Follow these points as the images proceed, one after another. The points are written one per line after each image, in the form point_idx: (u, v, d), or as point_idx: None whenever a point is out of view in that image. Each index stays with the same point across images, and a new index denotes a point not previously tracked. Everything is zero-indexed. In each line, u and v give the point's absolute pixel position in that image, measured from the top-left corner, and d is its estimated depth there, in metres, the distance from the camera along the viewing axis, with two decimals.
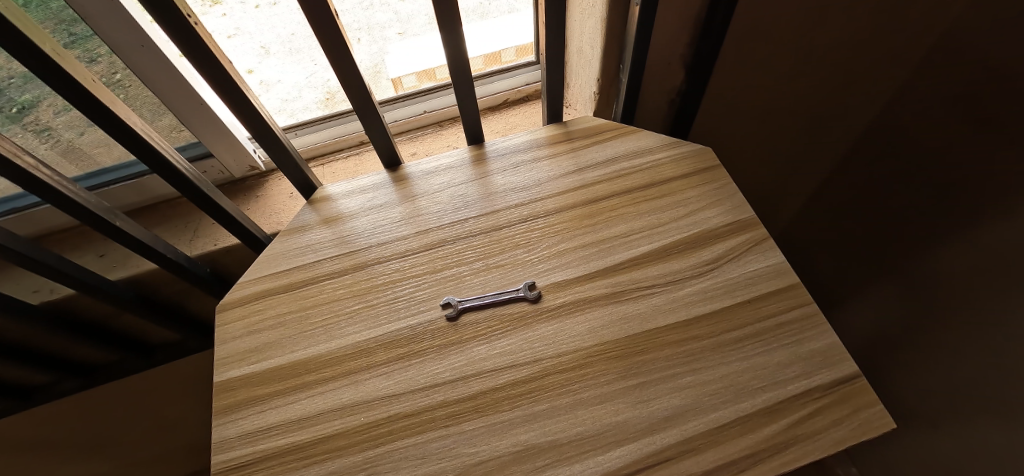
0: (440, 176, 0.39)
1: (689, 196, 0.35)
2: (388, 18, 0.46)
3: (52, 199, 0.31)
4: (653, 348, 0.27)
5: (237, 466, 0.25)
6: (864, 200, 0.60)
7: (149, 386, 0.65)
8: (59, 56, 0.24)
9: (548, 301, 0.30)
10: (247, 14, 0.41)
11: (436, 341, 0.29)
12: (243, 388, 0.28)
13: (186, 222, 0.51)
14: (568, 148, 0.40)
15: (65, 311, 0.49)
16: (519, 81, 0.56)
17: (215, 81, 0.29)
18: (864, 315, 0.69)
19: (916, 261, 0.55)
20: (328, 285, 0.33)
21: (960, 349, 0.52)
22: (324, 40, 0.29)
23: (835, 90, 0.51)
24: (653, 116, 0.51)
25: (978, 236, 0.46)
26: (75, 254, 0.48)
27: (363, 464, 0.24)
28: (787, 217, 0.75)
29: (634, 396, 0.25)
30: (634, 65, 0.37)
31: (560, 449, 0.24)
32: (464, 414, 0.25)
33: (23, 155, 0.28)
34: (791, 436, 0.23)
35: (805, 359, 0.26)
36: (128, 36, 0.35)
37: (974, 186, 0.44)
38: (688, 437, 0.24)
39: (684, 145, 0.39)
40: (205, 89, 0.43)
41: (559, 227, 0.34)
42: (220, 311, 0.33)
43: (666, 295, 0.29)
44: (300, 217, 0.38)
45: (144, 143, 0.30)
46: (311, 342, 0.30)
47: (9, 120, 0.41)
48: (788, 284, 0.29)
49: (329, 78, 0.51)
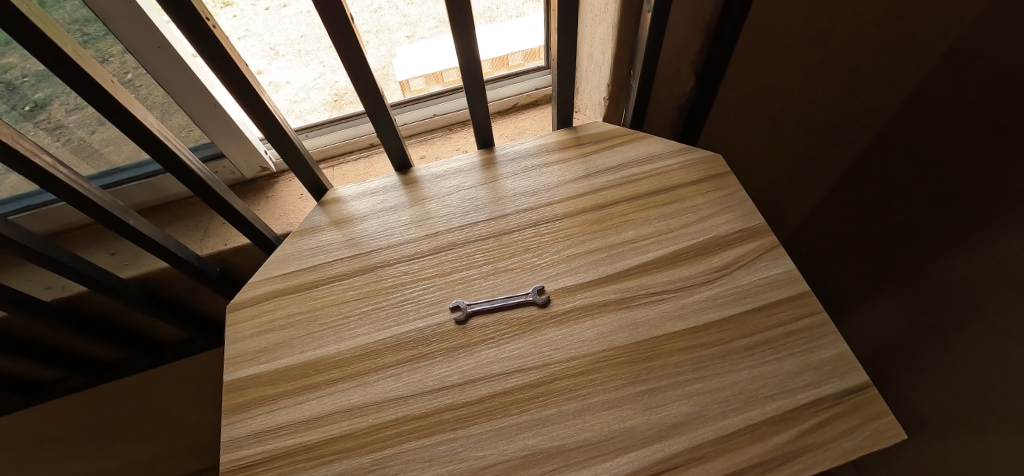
0: (450, 180, 0.39)
1: (699, 203, 0.35)
2: (397, 21, 0.47)
3: (68, 198, 0.31)
4: (662, 354, 0.27)
5: (246, 465, 0.25)
6: (874, 208, 0.59)
7: (155, 385, 0.65)
8: (78, 56, 0.25)
9: (556, 306, 0.30)
10: (258, 16, 0.42)
11: (444, 343, 0.29)
12: (253, 388, 0.29)
13: (198, 221, 0.51)
14: (577, 153, 0.40)
15: (76, 308, 0.50)
16: (530, 85, 0.57)
17: (229, 80, 0.29)
18: (871, 323, 0.68)
19: (927, 269, 0.54)
20: (337, 286, 0.33)
21: (970, 357, 0.52)
22: (338, 42, 0.29)
23: (845, 100, 0.51)
24: (662, 122, 0.51)
25: (991, 243, 0.45)
26: (87, 251, 0.49)
27: (370, 465, 0.24)
28: (793, 225, 0.75)
29: (643, 401, 0.25)
30: (644, 72, 0.38)
31: (567, 455, 0.24)
32: (473, 418, 0.25)
33: (40, 154, 0.28)
34: (802, 445, 0.23)
35: (816, 367, 0.26)
36: (144, 36, 0.36)
37: (986, 197, 0.44)
38: (698, 444, 0.23)
39: (693, 152, 0.39)
40: (217, 90, 0.43)
41: (567, 231, 0.34)
42: (233, 310, 0.33)
43: (675, 301, 0.29)
44: (311, 219, 0.38)
45: (159, 142, 0.31)
46: (319, 343, 0.30)
47: (22, 118, 0.41)
48: (799, 292, 0.29)
49: (337, 80, 0.51)
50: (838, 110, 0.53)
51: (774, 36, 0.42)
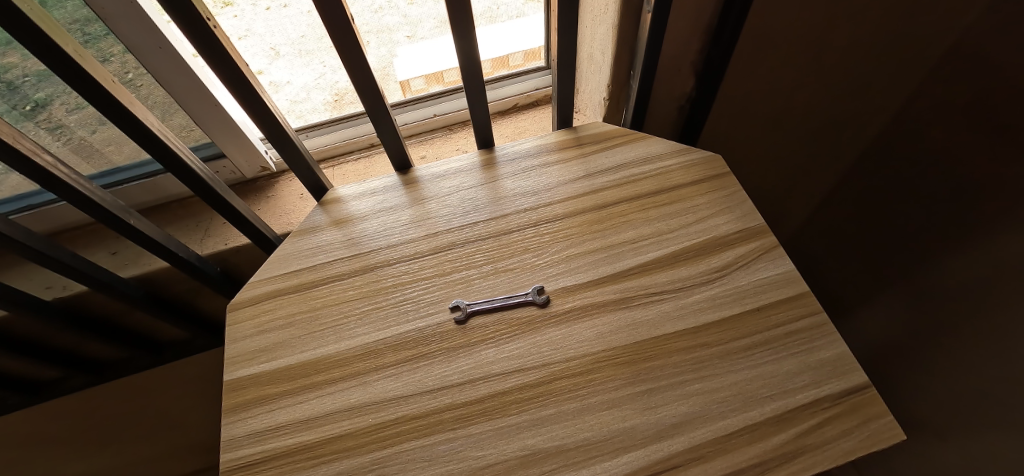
0: (449, 180, 0.39)
1: (698, 203, 0.35)
2: (397, 21, 0.47)
3: (69, 197, 0.31)
4: (662, 354, 0.27)
5: (246, 464, 0.25)
6: (875, 209, 0.59)
7: (155, 384, 0.65)
8: (79, 56, 0.25)
9: (555, 306, 0.30)
10: (258, 16, 0.42)
11: (443, 343, 0.29)
12: (252, 387, 0.29)
13: (198, 221, 0.51)
14: (577, 153, 0.40)
15: (76, 307, 0.50)
16: (530, 85, 0.57)
17: (229, 80, 0.29)
18: (872, 324, 0.68)
19: (928, 269, 0.54)
20: (337, 286, 0.33)
21: (971, 358, 0.52)
22: (338, 43, 0.29)
23: (845, 100, 0.51)
24: (662, 123, 0.51)
25: (991, 244, 0.45)
26: (87, 251, 0.49)
27: (370, 465, 0.24)
28: (793, 226, 0.75)
29: (642, 402, 0.25)
30: (644, 72, 0.38)
31: (566, 455, 0.24)
32: (472, 417, 0.25)
33: (42, 154, 0.28)
34: (801, 446, 0.23)
35: (815, 368, 0.26)
36: (144, 36, 0.36)
37: (986, 198, 0.44)
38: (697, 445, 0.23)
39: (693, 152, 0.39)
40: (218, 90, 0.43)
41: (567, 231, 0.34)
42: (233, 309, 0.33)
43: (675, 302, 0.29)
44: (311, 219, 0.38)
45: (160, 143, 0.31)
46: (319, 343, 0.30)
47: (23, 117, 0.41)
48: (799, 292, 0.29)
49: (337, 80, 0.51)
50: (838, 111, 0.53)
51: (774, 36, 0.42)
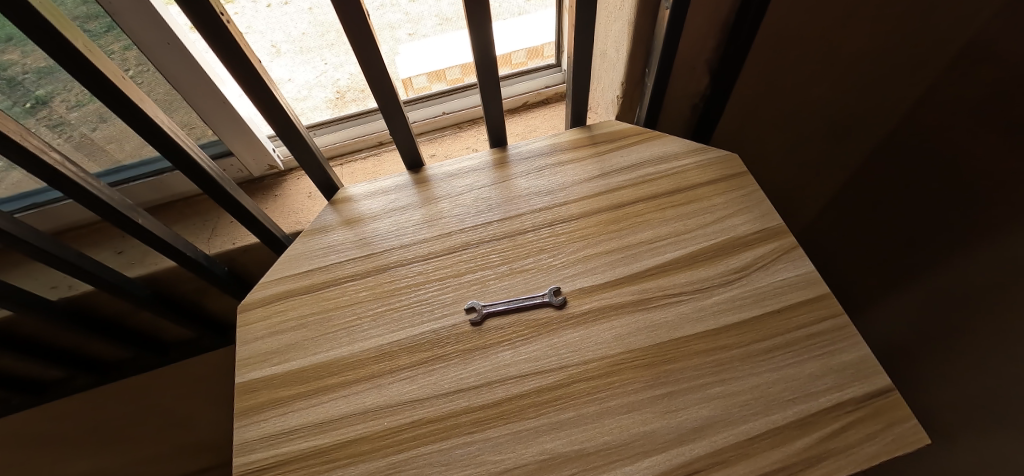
0: (462, 178, 0.39)
1: (716, 203, 0.34)
2: (399, 18, 0.46)
3: (76, 196, 0.31)
4: (682, 357, 0.27)
5: (258, 469, 0.25)
6: (888, 209, 0.59)
7: (160, 385, 0.65)
8: (88, 51, 0.24)
9: (573, 307, 0.30)
10: (260, 14, 0.41)
11: (459, 345, 0.29)
12: (264, 390, 0.28)
13: (205, 220, 0.51)
14: (591, 152, 0.39)
15: (82, 307, 0.49)
16: (540, 83, 0.56)
17: (241, 77, 0.29)
18: (884, 324, 0.67)
19: (941, 269, 0.54)
20: (350, 287, 0.33)
21: (983, 357, 0.51)
22: (353, 38, 0.28)
23: (857, 99, 0.51)
24: (674, 122, 0.50)
25: (1005, 243, 0.45)
26: (93, 250, 0.48)
27: (386, 469, 0.24)
28: (803, 225, 0.74)
29: (663, 405, 0.25)
30: (660, 70, 0.37)
31: (586, 459, 0.23)
32: (489, 421, 0.25)
33: (50, 152, 0.28)
34: (825, 450, 0.23)
35: (837, 370, 0.25)
36: (152, 31, 0.35)
37: (1000, 196, 0.44)
38: (719, 449, 0.23)
39: (709, 151, 0.38)
40: (226, 87, 0.43)
41: (583, 232, 0.34)
42: (244, 310, 0.33)
43: (694, 303, 0.29)
44: (321, 218, 0.38)
45: (169, 140, 0.30)
46: (332, 345, 0.30)
47: (25, 115, 0.40)
48: (821, 293, 0.29)
49: (339, 77, 0.50)
50: (850, 109, 0.52)
51: (789, 34, 0.42)
